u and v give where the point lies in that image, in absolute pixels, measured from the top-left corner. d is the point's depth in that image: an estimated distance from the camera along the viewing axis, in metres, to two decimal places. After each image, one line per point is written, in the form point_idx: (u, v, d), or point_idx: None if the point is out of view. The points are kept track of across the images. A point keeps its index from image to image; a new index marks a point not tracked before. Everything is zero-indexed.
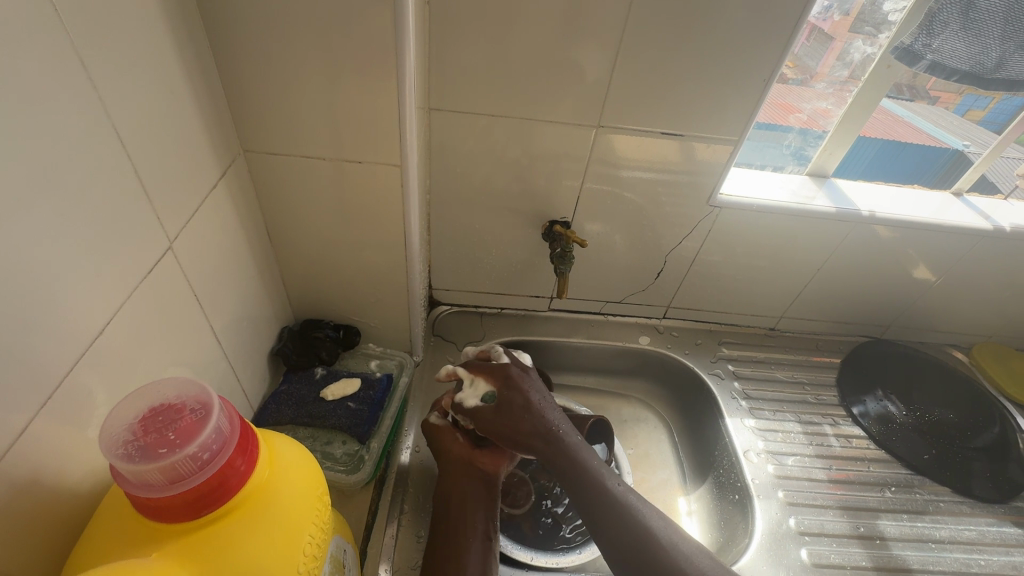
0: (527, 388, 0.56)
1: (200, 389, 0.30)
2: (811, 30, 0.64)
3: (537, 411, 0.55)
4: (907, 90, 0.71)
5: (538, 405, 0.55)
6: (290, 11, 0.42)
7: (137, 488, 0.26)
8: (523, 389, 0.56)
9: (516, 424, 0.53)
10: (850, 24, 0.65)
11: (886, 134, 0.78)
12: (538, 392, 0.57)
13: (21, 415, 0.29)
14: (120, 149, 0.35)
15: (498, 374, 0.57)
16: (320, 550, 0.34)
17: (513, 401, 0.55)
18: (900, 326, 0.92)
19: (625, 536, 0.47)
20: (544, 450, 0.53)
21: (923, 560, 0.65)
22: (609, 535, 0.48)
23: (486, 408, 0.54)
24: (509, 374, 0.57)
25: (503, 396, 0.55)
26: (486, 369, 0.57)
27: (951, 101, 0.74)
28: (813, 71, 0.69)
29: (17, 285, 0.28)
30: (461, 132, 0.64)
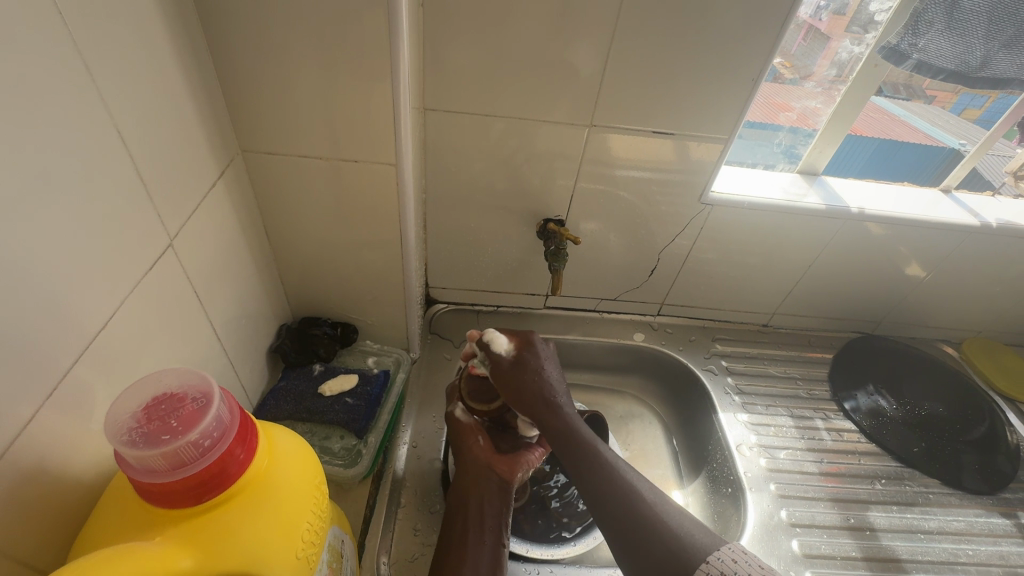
0: (542, 355, 0.59)
1: (201, 380, 0.31)
2: (806, 30, 0.65)
3: (549, 376, 0.58)
4: (902, 89, 0.72)
5: (549, 372, 0.58)
6: (287, 14, 0.43)
7: (141, 473, 0.27)
8: (537, 354, 0.59)
9: (528, 382, 0.56)
10: (848, 24, 0.66)
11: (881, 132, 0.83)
12: (553, 361, 0.60)
13: (26, 406, 0.30)
14: (121, 148, 0.36)
15: (518, 337, 0.60)
16: (317, 538, 0.35)
17: (528, 364, 0.58)
18: (891, 322, 0.93)
19: (617, 495, 0.48)
20: (549, 414, 0.55)
21: (912, 550, 0.66)
22: (602, 492, 0.49)
23: (502, 363, 0.58)
24: (530, 340, 0.60)
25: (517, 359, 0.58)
26: (509, 331, 0.61)
27: (947, 99, 0.76)
28: (809, 70, 0.69)
29: (22, 280, 0.29)
30: (456, 132, 0.65)
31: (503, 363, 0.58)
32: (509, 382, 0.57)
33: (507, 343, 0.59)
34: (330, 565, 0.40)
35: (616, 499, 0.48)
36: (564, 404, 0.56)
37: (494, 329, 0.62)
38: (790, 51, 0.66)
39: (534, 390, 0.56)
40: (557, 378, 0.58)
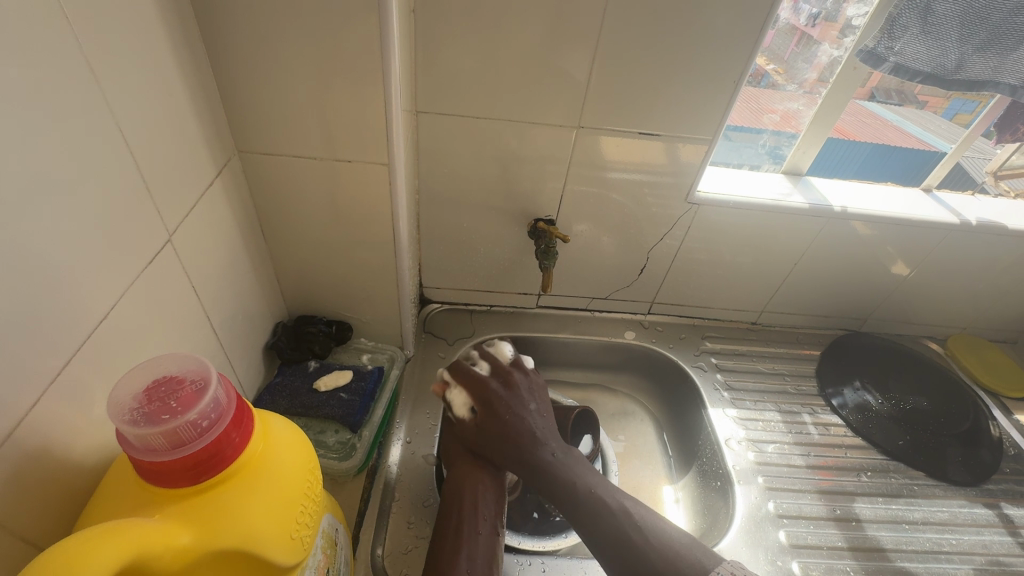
0: (505, 406, 0.58)
1: (200, 365, 0.32)
2: (800, 37, 0.69)
3: (518, 427, 0.57)
4: (896, 95, 0.75)
5: (522, 417, 0.57)
6: (282, 19, 0.45)
7: (141, 452, 0.29)
8: (499, 409, 0.57)
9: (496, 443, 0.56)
10: (841, 30, 0.68)
11: (878, 138, 0.90)
12: (521, 405, 0.58)
13: (31, 391, 0.31)
14: (123, 147, 0.37)
15: (479, 396, 0.58)
16: (310, 520, 0.36)
17: (493, 425, 0.57)
18: (877, 319, 0.95)
19: (608, 543, 0.50)
20: (528, 468, 0.55)
21: (897, 540, 0.68)
22: (594, 542, 0.51)
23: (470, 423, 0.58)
24: (490, 391, 0.58)
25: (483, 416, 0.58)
26: (469, 383, 0.59)
27: (939, 105, 0.79)
28: (801, 76, 0.72)
29: (28, 270, 0.30)
30: (448, 134, 0.67)
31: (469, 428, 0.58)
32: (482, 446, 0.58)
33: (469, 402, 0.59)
34: (325, 551, 0.41)
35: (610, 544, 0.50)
36: (545, 449, 0.56)
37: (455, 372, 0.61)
38: (784, 57, 0.69)
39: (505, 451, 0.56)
40: (532, 423, 0.57)
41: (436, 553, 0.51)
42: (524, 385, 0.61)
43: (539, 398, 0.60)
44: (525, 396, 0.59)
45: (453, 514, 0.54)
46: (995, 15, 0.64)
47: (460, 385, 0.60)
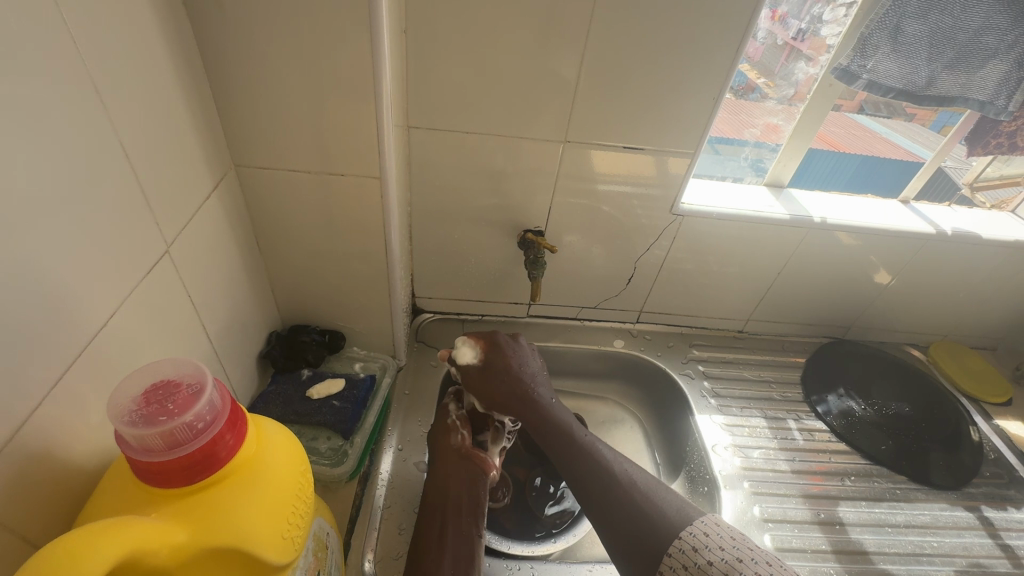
0: (511, 352, 0.62)
1: (196, 369, 0.34)
2: (788, 52, 0.71)
3: (520, 373, 0.61)
4: (884, 107, 0.78)
5: (528, 365, 0.62)
6: (278, 40, 0.47)
7: (138, 452, 0.30)
8: (506, 354, 0.62)
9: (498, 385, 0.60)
10: (828, 47, 0.70)
11: (864, 150, 0.84)
12: (523, 356, 0.63)
13: (32, 396, 0.32)
14: (123, 161, 0.39)
15: (483, 341, 0.62)
16: (301, 522, 0.37)
17: (496, 369, 0.61)
18: (861, 327, 0.97)
19: (595, 481, 0.53)
20: (529, 410, 0.59)
21: (879, 542, 0.69)
22: (583, 481, 0.54)
23: (475, 372, 0.61)
24: (496, 340, 0.63)
25: (489, 363, 0.61)
26: (476, 336, 0.63)
27: (927, 119, 0.82)
28: (789, 92, 0.74)
29: (33, 279, 0.32)
30: (439, 149, 0.69)
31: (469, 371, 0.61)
32: (481, 391, 0.61)
33: (476, 352, 0.62)
34: (316, 554, 0.42)
35: (600, 480, 0.53)
36: (544, 395, 0.61)
37: (463, 333, 0.64)
38: (773, 70, 0.73)
39: (505, 393, 0.60)
40: (535, 371, 0.62)
41: (421, 551, 0.52)
42: (525, 343, 0.65)
43: (537, 356, 0.65)
44: (531, 350, 0.65)
45: (438, 510, 0.55)
46: (961, 35, 0.67)
47: (465, 339, 0.63)
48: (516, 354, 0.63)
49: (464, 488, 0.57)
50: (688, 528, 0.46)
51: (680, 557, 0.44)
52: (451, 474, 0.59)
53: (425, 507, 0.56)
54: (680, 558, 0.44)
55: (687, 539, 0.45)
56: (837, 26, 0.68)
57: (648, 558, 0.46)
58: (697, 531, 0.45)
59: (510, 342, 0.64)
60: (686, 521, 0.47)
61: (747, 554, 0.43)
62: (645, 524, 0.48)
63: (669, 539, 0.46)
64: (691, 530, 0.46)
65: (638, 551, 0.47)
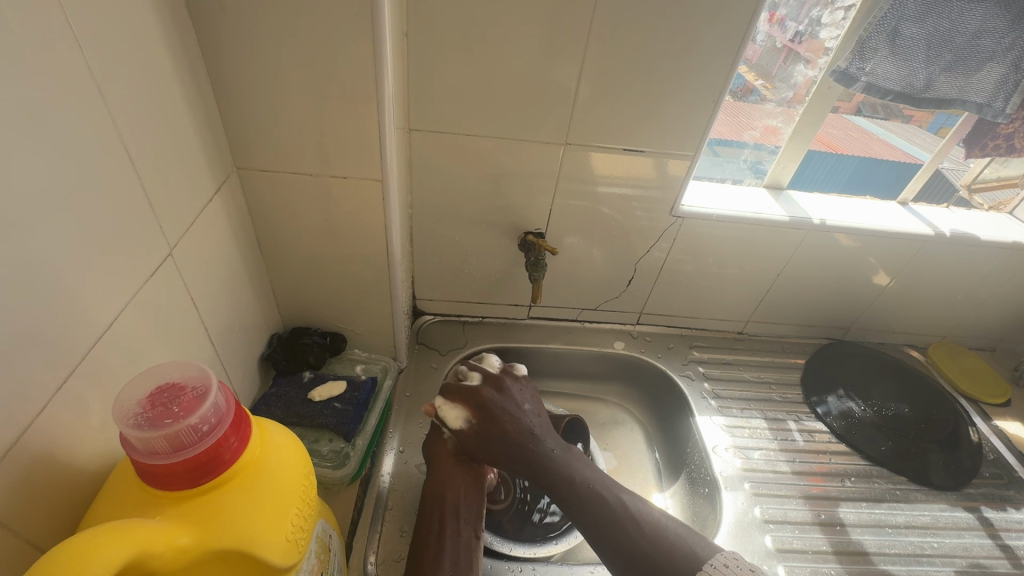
0: (500, 407, 0.59)
1: (201, 372, 0.34)
2: (787, 54, 0.71)
3: (514, 427, 0.58)
4: (882, 108, 0.78)
5: (522, 414, 0.59)
6: (280, 43, 0.47)
7: (143, 455, 0.30)
8: (495, 411, 0.59)
9: (489, 446, 0.58)
10: (827, 50, 0.70)
11: (863, 151, 0.85)
12: (514, 405, 0.60)
13: (37, 398, 0.32)
14: (126, 164, 0.39)
15: (469, 401, 0.59)
16: (304, 524, 0.37)
17: (486, 428, 0.58)
18: (860, 328, 0.97)
19: (607, 536, 0.51)
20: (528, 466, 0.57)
21: (879, 543, 0.69)
22: (595, 534, 0.52)
23: (464, 433, 0.59)
24: (484, 396, 0.60)
25: (478, 422, 0.59)
26: (461, 395, 0.60)
27: (924, 120, 0.82)
28: (787, 94, 0.75)
29: (38, 281, 0.32)
30: (440, 151, 0.69)
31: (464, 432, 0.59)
32: (475, 450, 0.59)
33: (463, 413, 0.59)
34: (319, 556, 0.42)
35: (611, 536, 0.51)
36: (544, 445, 0.58)
37: (446, 391, 0.61)
38: (771, 72, 0.73)
39: (500, 453, 0.57)
40: (530, 420, 0.59)
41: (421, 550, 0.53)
42: (515, 388, 0.62)
43: (531, 398, 0.62)
44: (523, 395, 0.62)
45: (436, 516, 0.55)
46: (959, 38, 0.67)
47: (450, 400, 0.60)
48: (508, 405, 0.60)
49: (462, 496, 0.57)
50: (702, 570, 0.46)
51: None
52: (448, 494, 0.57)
53: (425, 510, 0.56)
54: None
55: (710, 572, 0.46)
56: (836, 29, 0.68)
57: None
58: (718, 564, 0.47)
59: (498, 396, 0.60)
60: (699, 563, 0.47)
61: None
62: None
63: None
64: (712, 562, 0.47)
65: None
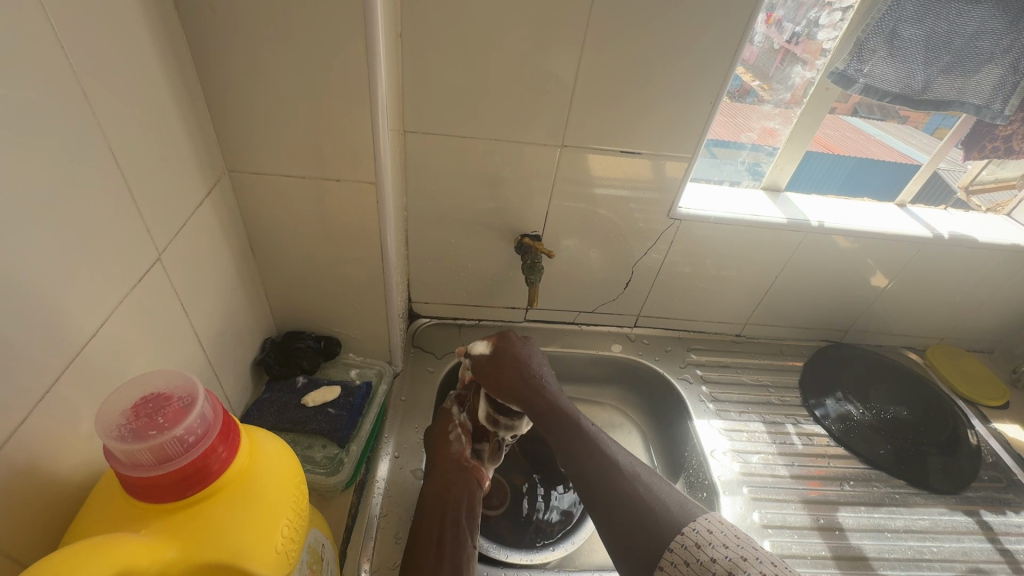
0: (521, 346, 0.65)
1: (187, 381, 0.33)
2: (783, 55, 0.70)
3: (529, 366, 0.63)
4: (878, 110, 0.78)
5: (537, 362, 0.64)
6: (271, 44, 0.46)
7: (127, 467, 0.29)
8: (516, 346, 0.64)
9: (506, 373, 0.62)
10: (822, 51, 0.70)
11: (862, 151, 0.87)
12: (532, 353, 0.65)
13: (19, 408, 0.31)
14: (113, 167, 0.38)
15: (495, 337, 0.66)
16: (297, 535, 0.36)
17: (505, 360, 0.63)
18: (858, 330, 0.97)
19: (597, 471, 0.52)
20: (535, 397, 0.60)
21: (879, 548, 0.69)
22: (584, 471, 0.53)
23: (485, 361, 0.64)
24: (508, 335, 0.66)
25: (500, 354, 0.64)
26: (490, 334, 0.66)
27: (920, 120, 0.83)
28: (783, 95, 0.74)
29: (22, 289, 0.31)
30: (435, 153, 0.68)
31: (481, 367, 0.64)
32: (489, 379, 0.63)
33: (488, 344, 0.65)
34: (311, 567, 0.41)
35: (601, 473, 0.52)
36: (552, 387, 0.61)
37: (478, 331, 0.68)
38: (767, 73, 0.72)
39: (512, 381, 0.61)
40: (544, 368, 0.64)
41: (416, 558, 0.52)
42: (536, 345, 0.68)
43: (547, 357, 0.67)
44: (541, 352, 0.67)
45: (438, 507, 0.56)
46: (957, 40, 0.67)
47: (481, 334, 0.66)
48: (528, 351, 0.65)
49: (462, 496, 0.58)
50: (691, 524, 0.45)
51: (681, 553, 0.43)
52: (455, 476, 0.59)
53: (423, 513, 0.56)
54: (683, 553, 0.43)
55: (690, 534, 0.44)
56: (832, 31, 0.68)
57: (648, 557, 0.45)
58: (700, 527, 0.44)
59: (522, 340, 0.66)
60: (688, 519, 0.46)
61: (750, 552, 0.42)
62: (647, 517, 0.46)
63: (671, 533, 0.44)
64: (693, 526, 0.45)
65: (637, 546, 0.45)
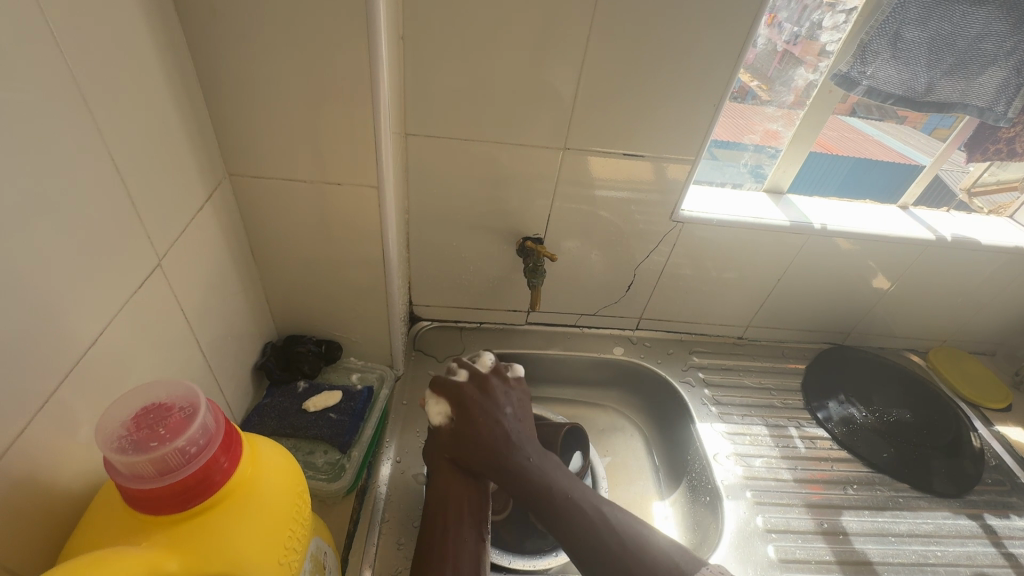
0: (480, 409, 0.58)
1: (189, 390, 0.33)
2: (782, 56, 0.70)
3: (494, 431, 0.57)
4: (875, 109, 0.77)
5: (503, 418, 0.58)
6: (272, 48, 0.46)
7: (128, 479, 0.29)
8: (474, 412, 0.58)
9: (470, 447, 0.56)
10: (822, 50, 0.70)
11: (857, 151, 0.85)
12: (496, 409, 0.59)
13: (19, 417, 0.31)
14: (113, 171, 0.38)
15: (453, 400, 0.59)
16: (299, 545, 0.36)
17: (467, 430, 0.57)
18: (861, 333, 0.96)
19: (584, 547, 0.50)
20: (505, 473, 0.55)
21: (883, 552, 0.69)
22: (571, 548, 0.51)
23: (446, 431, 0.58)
24: (466, 396, 0.59)
25: (460, 421, 0.58)
26: (446, 392, 0.59)
27: (918, 121, 0.81)
28: (782, 96, 0.74)
29: (23, 297, 0.31)
30: (436, 156, 0.68)
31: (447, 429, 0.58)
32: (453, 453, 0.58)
33: (446, 408, 0.59)
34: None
35: (590, 550, 0.49)
36: (524, 451, 0.56)
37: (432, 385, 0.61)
38: (766, 74, 0.71)
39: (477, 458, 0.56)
40: (512, 425, 0.58)
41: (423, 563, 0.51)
42: (501, 389, 0.61)
43: (516, 401, 0.61)
44: (510, 396, 0.60)
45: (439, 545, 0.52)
46: (961, 42, 0.67)
47: (437, 395, 0.60)
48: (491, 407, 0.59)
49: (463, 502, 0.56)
50: None
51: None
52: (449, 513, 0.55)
53: (426, 525, 0.54)
54: None
55: None
56: (832, 33, 0.68)
57: None
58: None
59: (480, 398, 0.59)
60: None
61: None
62: None
63: None
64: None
65: None
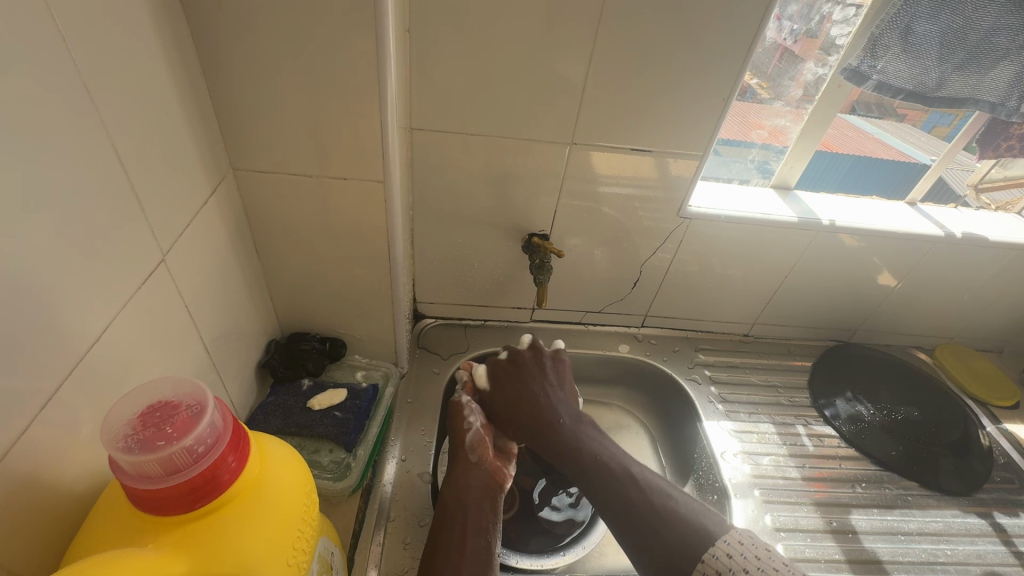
0: (524, 374, 0.66)
1: (196, 388, 0.32)
2: (782, 52, 0.69)
3: (533, 396, 0.64)
4: (874, 108, 0.76)
5: (544, 383, 0.66)
6: (278, 39, 0.45)
7: (134, 480, 0.28)
8: (519, 376, 0.66)
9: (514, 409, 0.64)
10: (822, 46, 0.69)
11: (857, 151, 0.83)
12: (536, 377, 0.66)
13: (22, 417, 0.30)
14: (116, 165, 0.37)
15: (499, 371, 0.68)
16: (308, 545, 0.35)
17: (510, 395, 0.65)
18: (867, 330, 0.96)
19: (612, 502, 0.53)
20: (544, 430, 0.62)
21: (893, 551, 0.68)
22: (601, 502, 0.54)
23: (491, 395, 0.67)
24: (512, 363, 0.68)
25: (504, 386, 0.66)
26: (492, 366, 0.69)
27: (918, 119, 0.80)
28: (783, 90, 0.73)
29: (25, 294, 0.30)
30: (442, 151, 0.67)
31: (490, 404, 0.67)
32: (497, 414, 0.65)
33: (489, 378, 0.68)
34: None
35: (616, 503, 0.53)
36: (561, 413, 0.63)
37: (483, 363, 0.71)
38: (766, 71, 0.70)
39: (520, 417, 0.63)
40: (551, 390, 0.65)
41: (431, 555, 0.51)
42: (544, 361, 0.68)
43: (557, 372, 0.68)
44: (552, 367, 0.68)
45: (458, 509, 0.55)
46: (972, 36, 0.66)
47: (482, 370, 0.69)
48: (535, 373, 0.67)
49: (473, 492, 0.57)
50: (723, 537, 0.45)
51: (714, 562, 0.44)
52: (472, 477, 0.59)
53: (442, 517, 0.55)
54: (714, 564, 0.44)
55: (721, 547, 0.44)
56: (834, 26, 0.67)
57: None
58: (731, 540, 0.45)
59: (526, 363, 0.68)
60: (719, 535, 0.46)
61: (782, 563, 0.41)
62: (659, 547, 0.47)
63: (701, 549, 0.45)
64: (722, 538, 0.45)
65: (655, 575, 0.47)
